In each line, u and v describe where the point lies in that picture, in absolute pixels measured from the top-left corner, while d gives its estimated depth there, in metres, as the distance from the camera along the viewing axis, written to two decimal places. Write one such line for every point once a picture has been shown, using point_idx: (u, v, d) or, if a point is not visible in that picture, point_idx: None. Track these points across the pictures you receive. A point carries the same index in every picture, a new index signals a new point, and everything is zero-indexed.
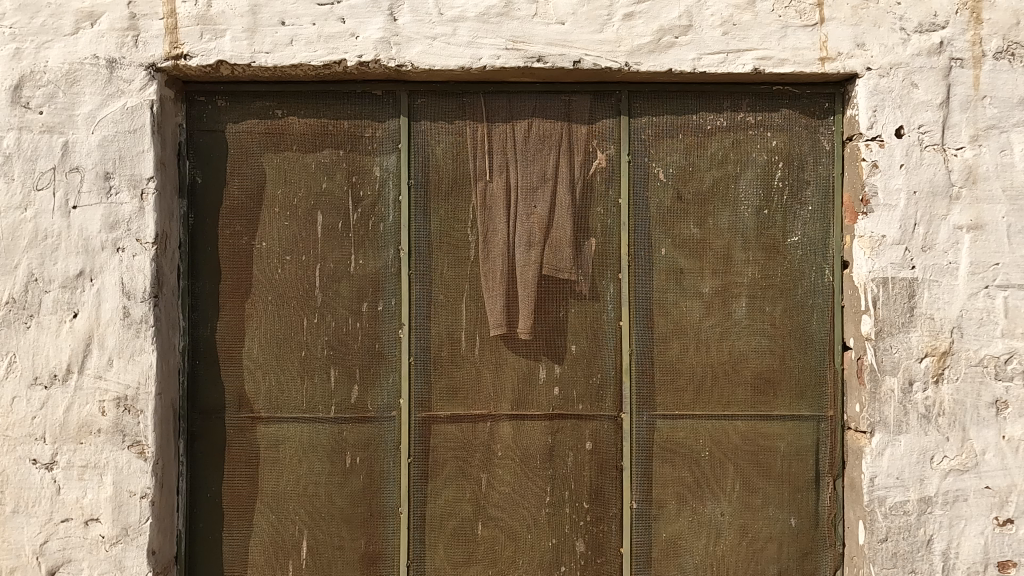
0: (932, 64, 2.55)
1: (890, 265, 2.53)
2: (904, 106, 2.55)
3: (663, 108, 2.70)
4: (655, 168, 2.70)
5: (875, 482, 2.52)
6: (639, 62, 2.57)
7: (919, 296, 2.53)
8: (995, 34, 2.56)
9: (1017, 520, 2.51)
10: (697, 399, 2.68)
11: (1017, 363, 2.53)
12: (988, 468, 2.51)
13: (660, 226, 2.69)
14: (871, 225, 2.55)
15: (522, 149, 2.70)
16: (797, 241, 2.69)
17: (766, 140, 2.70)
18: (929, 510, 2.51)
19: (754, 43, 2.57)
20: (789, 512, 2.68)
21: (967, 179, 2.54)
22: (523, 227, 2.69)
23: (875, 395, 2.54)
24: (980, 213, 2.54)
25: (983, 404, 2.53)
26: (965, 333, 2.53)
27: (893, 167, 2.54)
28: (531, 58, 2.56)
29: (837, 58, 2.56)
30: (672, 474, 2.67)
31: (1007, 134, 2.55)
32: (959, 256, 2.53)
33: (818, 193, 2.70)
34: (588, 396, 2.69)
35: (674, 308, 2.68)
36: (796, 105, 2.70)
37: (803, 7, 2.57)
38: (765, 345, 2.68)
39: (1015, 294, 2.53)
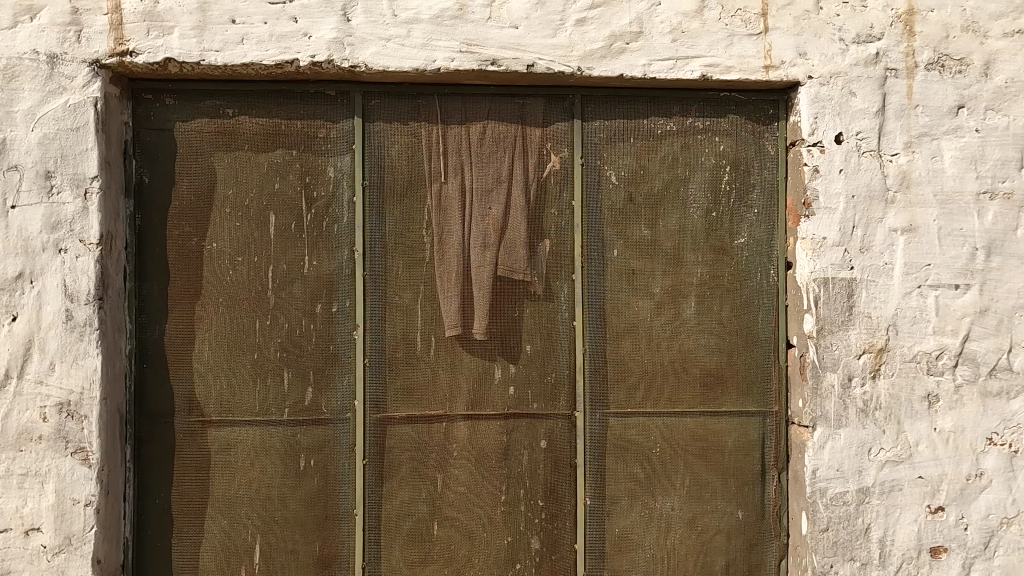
0: (869, 74, 2.66)
1: (830, 266, 2.64)
2: (843, 113, 2.66)
3: (615, 112, 2.76)
4: (608, 171, 2.75)
5: (817, 474, 2.62)
6: (591, 67, 2.62)
7: (858, 296, 2.65)
8: (927, 46, 2.68)
9: (947, 508, 2.64)
10: (648, 397, 2.74)
11: (947, 359, 2.66)
12: (921, 459, 2.64)
13: (612, 228, 2.75)
14: (812, 228, 2.65)
15: (476, 151, 2.73)
16: (743, 243, 2.78)
17: (714, 144, 2.77)
18: (866, 500, 2.63)
19: (702, 51, 2.65)
20: (736, 505, 2.76)
21: (901, 184, 2.66)
22: (477, 228, 2.72)
23: (817, 391, 2.64)
24: (913, 217, 2.66)
25: (916, 398, 2.65)
26: (899, 330, 2.66)
27: (832, 172, 2.65)
28: (485, 61, 2.59)
29: (781, 66, 2.65)
30: (625, 470, 2.73)
31: (938, 142, 2.68)
32: (894, 257, 2.66)
33: (764, 196, 2.79)
34: (542, 395, 2.73)
35: (626, 307, 2.74)
36: (742, 111, 2.78)
37: (749, 17, 2.66)
38: (712, 344, 2.76)
39: (945, 293, 2.66)
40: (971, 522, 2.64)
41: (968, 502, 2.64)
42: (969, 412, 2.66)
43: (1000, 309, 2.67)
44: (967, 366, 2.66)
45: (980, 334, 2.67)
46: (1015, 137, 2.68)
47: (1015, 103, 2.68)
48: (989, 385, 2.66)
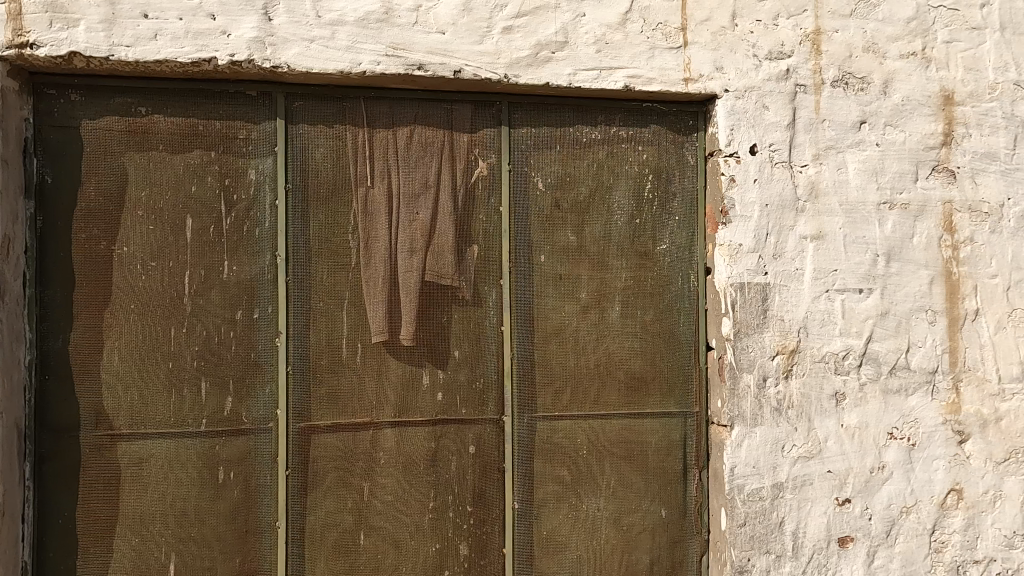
0: (780, 89, 2.80)
1: (746, 271, 2.76)
2: (757, 126, 2.79)
3: (541, 120, 2.80)
4: (534, 177, 2.79)
5: (735, 471, 2.74)
6: (517, 75, 2.65)
7: (771, 300, 2.78)
8: (833, 64, 2.84)
9: (854, 500, 2.80)
10: (575, 400, 2.79)
11: (853, 359, 2.82)
12: (830, 454, 2.79)
13: (539, 234, 2.78)
14: (729, 235, 2.77)
15: (403, 155, 2.71)
16: (665, 249, 2.86)
17: (637, 153, 2.85)
18: (780, 494, 2.75)
19: (625, 62, 2.72)
20: (660, 504, 2.84)
21: (810, 194, 2.81)
22: (405, 234, 2.70)
23: (734, 391, 2.75)
24: (821, 225, 2.81)
25: (824, 396, 2.80)
26: (809, 332, 2.80)
27: (747, 181, 2.77)
28: (411, 65, 2.58)
29: (699, 79, 2.76)
30: (553, 473, 2.77)
31: (843, 155, 2.84)
32: (804, 263, 2.80)
33: (684, 204, 2.88)
34: (471, 400, 2.73)
35: (553, 312, 2.78)
36: (664, 122, 2.87)
37: (669, 31, 2.75)
38: (636, 347, 2.83)
39: (850, 297, 2.83)
40: (875, 512, 2.81)
41: (872, 493, 2.81)
42: (872, 408, 2.82)
43: (900, 312, 2.85)
44: (870, 365, 2.83)
45: (882, 335, 2.84)
46: (912, 152, 2.87)
47: (911, 119, 2.87)
48: (889, 383, 2.83)
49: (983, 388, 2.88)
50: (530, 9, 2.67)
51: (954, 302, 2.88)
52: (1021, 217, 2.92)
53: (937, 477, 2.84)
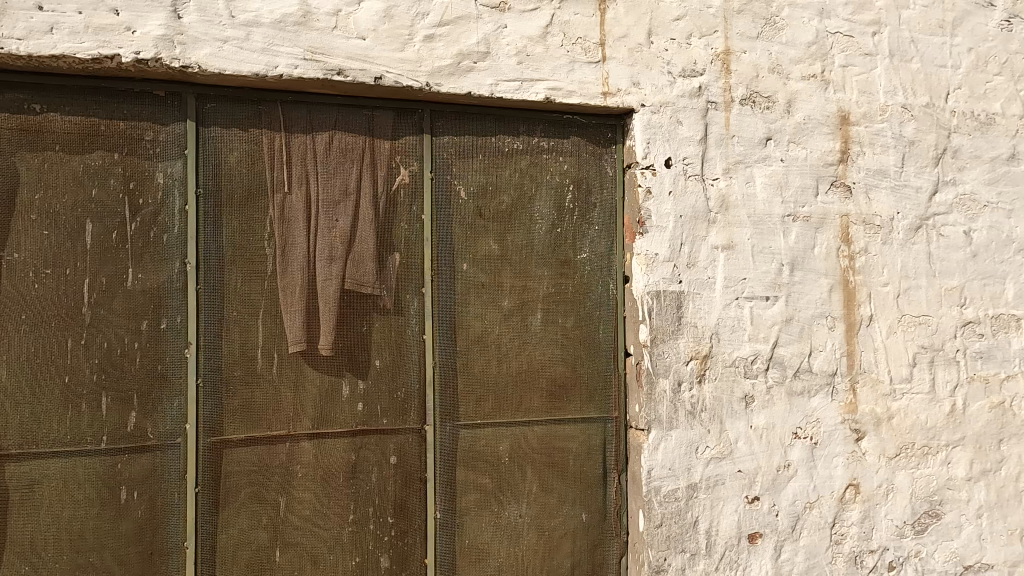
0: (692, 105, 2.93)
1: (661, 279, 2.87)
2: (671, 140, 2.90)
3: (464, 128, 2.81)
4: (457, 186, 2.79)
5: (652, 473, 2.83)
6: (439, 83, 2.65)
7: (686, 307, 2.89)
8: (741, 83, 2.99)
9: (762, 498, 2.94)
10: (498, 408, 2.80)
11: (761, 363, 2.97)
12: (740, 454, 2.92)
13: (461, 242, 2.79)
14: (646, 244, 2.86)
15: (323, 161, 2.65)
16: (585, 258, 2.93)
17: (558, 163, 2.91)
18: (694, 494, 2.86)
19: (546, 74, 2.77)
20: (581, 509, 2.89)
21: (721, 206, 2.94)
22: (324, 241, 2.65)
23: (651, 396, 2.85)
24: (731, 236, 2.95)
25: (735, 399, 2.93)
26: (721, 338, 2.93)
27: (662, 193, 2.88)
28: (330, 70, 2.53)
29: (617, 93, 2.84)
30: (475, 481, 2.77)
31: (751, 169, 2.99)
32: (716, 272, 2.93)
33: (603, 214, 2.96)
34: (392, 410, 2.70)
35: (476, 320, 2.80)
36: (584, 134, 2.94)
37: (588, 45, 2.82)
38: (558, 354, 2.88)
39: (758, 304, 2.98)
40: (781, 508, 2.96)
41: (779, 490, 2.96)
42: (778, 410, 2.98)
43: (803, 318, 3.02)
44: (776, 369, 2.98)
45: (787, 340, 3.00)
46: (813, 168, 3.06)
47: (811, 137, 3.06)
48: (793, 385, 3.00)
49: (876, 388, 3.09)
50: (452, 18, 2.68)
51: (851, 308, 3.08)
52: (909, 230, 3.16)
53: (837, 473, 3.03)
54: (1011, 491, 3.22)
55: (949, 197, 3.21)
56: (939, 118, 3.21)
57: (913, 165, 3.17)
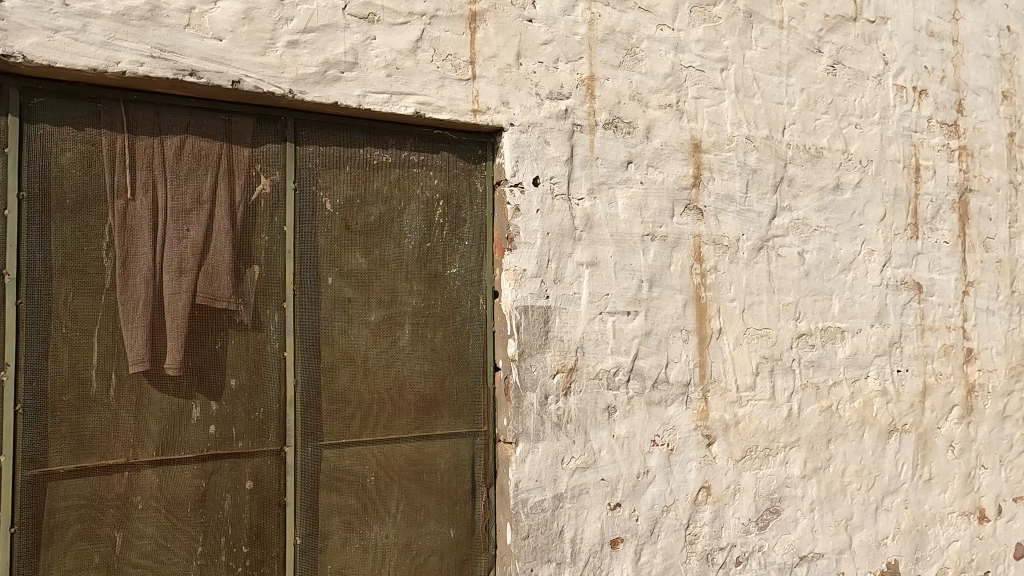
0: (559, 127, 3.04)
1: (529, 294, 2.94)
2: (539, 159, 2.99)
3: (330, 139, 2.73)
4: (322, 198, 2.71)
5: (520, 486, 2.87)
6: (303, 91, 2.57)
7: (552, 322, 2.98)
8: (604, 108, 3.14)
9: (623, 504, 3.07)
10: (363, 426, 2.73)
11: (622, 375, 3.11)
12: (603, 463, 3.04)
13: (327, 257, 2.70)
14: (514, 260, 2.92)
15: (172, 167, 2.48)
16: (455, 273, 2.94)
17: (428, 178, 2.90)
18: (560, 505, 2.94)
19: (415, 89, 2.76)
20: (449, 525, 2.87)
21: (585, 224, 3.07)
22: (172, 253, 2.47)
23: (518, 409, 2.90)
24: (595, 253, 3.08)
25: (598, 410, 3.05)
26: (585, 351, 3.04)
27: (531, 211, 2.96)
28: (181, 70, 2.37)
29: (487, 111, 2.89)
30: (339, 503, 2.68)
31: (613, 191, 3.14)
32: (581, 288, 3.04)
33: (473, 230, 2.98)
34: (247, 432, 2.55)
35: (341, 336, 2.71)
36: (454, 150, 2.95)
37: (458, 63, 2.85)
38: (426, 369, 2.86)
39: (620, 318, 3.12)
40: (641, 513, 3.11)
41: (639, 496, 3.11)
42: (638, 419, 3.13)
43: (660, 332, 3.21)
44: (636, 380, 3.14)
45: (646, 353, 3.17)
46: (669, 191, 3.27)
47: (668, 162, 3.27)
48: (652, 395, 3.17)
49: (725, 396, 3.34)
50: (317, 26, 2.61)
51: (703, 322, 3.31)
52: (752, 250, 3.45)
53: (690, 477, 3.23)
54: (838, 485, 3.59)
55: (785, 221, 3.55)
56: (777, 150, 3.54)
57: (755, 191, 3.48)
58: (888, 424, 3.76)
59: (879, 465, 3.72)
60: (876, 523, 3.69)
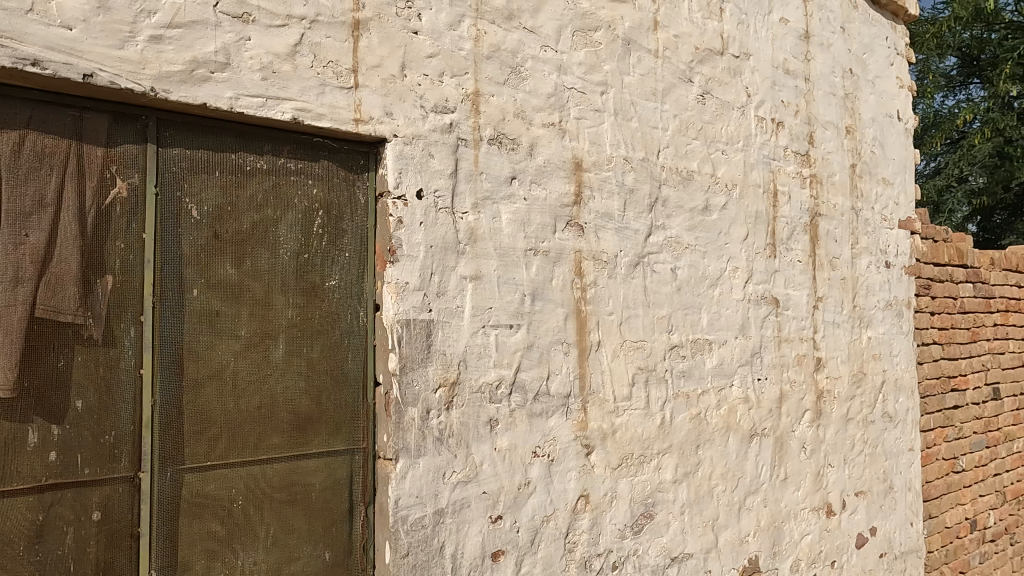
0: (443, 140, 3.04)
1: (411, 308, 2.90)
2: (423, 172, 2.97)
3: (197, 142, 2.57)
4: (187, 204, 2.54)
5: (399, 503, 2.81)
6: (167, 90, 2.40)
7: (435, 336, 2.96)
8: (489, 124, 3.18)
9: (505, 516, 3.10)
10: (231, 447, 2.57)
11: (504, 388, 3.14)
12: (485, 476, 3.05)
13: (192, 267, 2.53)
14: (396, 273, 2.88)
15: (9, 165, 2.23)
16: (334, 285, 2.85)
17: (306, 187, 2.80)
18: (441, 520, 2.91)
19: (293, 94, 2.66)
20: (323, 547, 2.76)
21: (469, 238, 3.08)
22: (7, 261, 2.22)
23: (399, 425, 2.84)
24: (479, 267, 3.10)
25: (480, 423, 3.06)
26: (468, 365, 3.04)
27: (414, 224, 2.93)
28: (22, 59, 2.15)
29: (369, 121, 2.84)
30: (202, 530, 2.50)
31: (497, 206, 3.18)
32: (464, 301, 3.05)
33: (354, 241, 2.91)
34: (95, 458, 2.33)
35: (207, 352, 2.54)
36: (334, 158, 2.87)
37: (340, 70, 2.78)
38: (301, 386, 2.74)
39: (503, 332, 3.16)
40: (521, 524, 3.14)
41: (520, 507, 3.14)
42: (520, 431, 3.17)
43: (542, 344, 3.27)
44: (518, 393, 3.18)
45: (528, 365, 3.22)
46: (551, 207, 3.35)
47: (550, 179, 3.36)
48: (533, 407, 3.22)
49: (603, 407, 3.46)
50: (185, 22, 2.46)
51: (583, 335, 3.42)
52: (629, 266, 3.61)
53: (570, 486, 3.31)
54: (706, 487, 3.82)
55: (660, 239, 3.75)
56: (652, 171, 3.74)
57: (632, 210, 3.65)
58: (750, 428, 4.05)
59: (742, 468, 4.00)
60: (739, 522, 3.96)
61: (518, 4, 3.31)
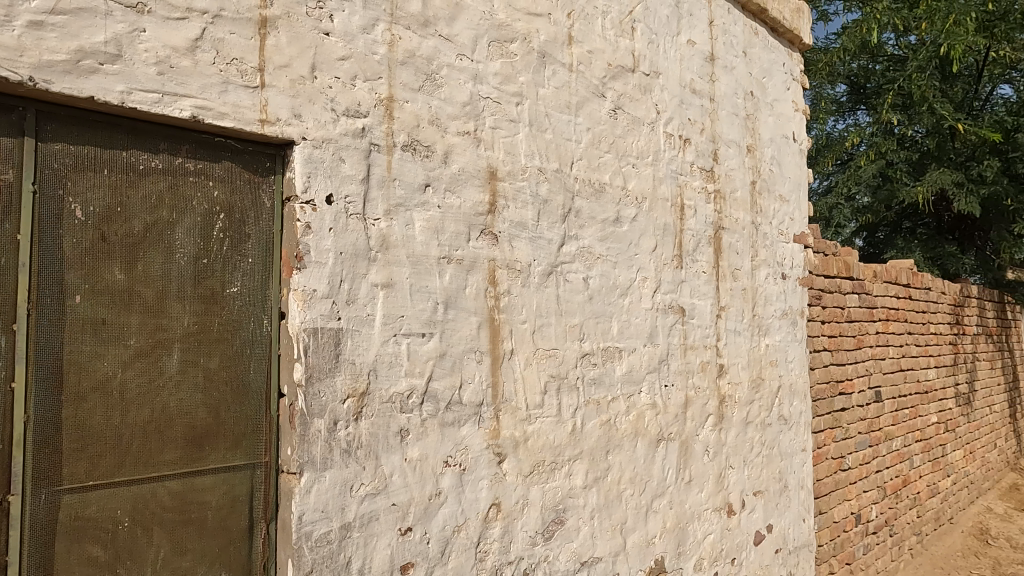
0: (355, 145, 2.97)
1: (319, 316, 2.81)
2: (333, 176, 2.90)
3: (84, 137, 2.39)
4: (71, 204, 2.36)
5: (303, 518, 2.71)
6: (49, 80, 2.23)
7: (343, 345, 2.88)
8: (402, 130, 3.14)
9: (415, 527, 3.05)
10: (117, 465, 2.40)
11: (415, 398, 3.10)
12: (394, 488, 3.00)
13: (74, 271, 2.35)
14: (303, 280, 2.79)
15: None
16: (235, 292, 2.72)
17: (206, 189, 2.66)
18: (347, 534, 2.83)
19: (193, 91, 2.53)
20: (220, 568, 2.62)
21: (381, 245, 3.03)
22: None
23: (304, 437, 2.75)
24: (390, 275, 3.05)
25: (390, 434, 3.00)
26: (378, 375, 2.98)
27: (322, 230, 2.85)
28: None
29: (276, 122, 2.74)
30: (82, 555, 2.32)
31: (410, 213, 3.15)
32: (375, 309, 2.99)
33: (258, 246, 2.79)
34: None
35: (91, 363, 2.37)
36: (238, 160, 2.75)
37: (245, 69, 2.67)
38: (197, 398, 2.60)
39: (414, 340, 3.12)
40: (432, 535, 3.11)
41: (430, 518, 3.11)
42: (431, 440, 3.14)
43: (455, 353, 3.26)
44: (430, 402, 3.15)
45: (440, 374, 3.20)
46: (465, 216, 3.35)
47: (465, 188, 3.36)
48: (445, 416, 3.20)
49: (515, 415, 3.48)
50: (70, 9, 2.29)
51: (496, 343, 3.43)
52: (542, 275, 3.66)
53: (481, 495, 3.31)
54: (615, 492, 3.92)
55: (572, 249, 3.82)
56: (566, 183, 3.82)
57: (546, 220, 3.70)
58: (656, 433, 4.19)
59: (649, 472, 4.13)
60: (646, 524, 4.08)
61: (434, 11, 3.29)
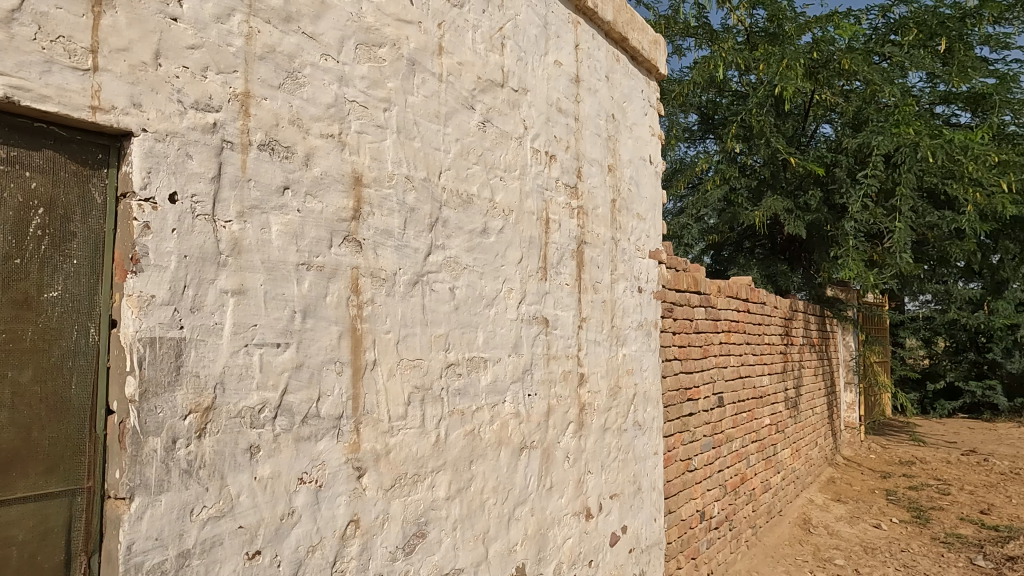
0: (205, 141, 2.77)
1: (157, 324, 2.57)
2: (177, 173, 2.68)
3: None
4: None
5: (133, 548, 2.45)
6: None
7: (186, 356, 2.65)
8: (260, 128, 2.97)
9: (264, 550, 2.86)
10: None
11: (268, 412, 2.92)
12: (241, 509, 2.80)
13: None
14: (139, 285, 2.54)
15: None
16: (55, 297, 2.42)
17: (21, 179, 2.35)
18: (185, 563, 2.60)
19: (6, 68, 2.24)
20: None
21: (232, 249, 2.83)
22: None
23: (136, 458, 2.49)
24: (242, 281, 2.86)
25: (238, 451, 2.80)
26: (225, 388, 2.78)
27: (164, 231, 2.62)
28: None
29: (110, 110, 2.48)
30: None
31: (266, 216, 2.97)
32: (223, 317, 2.79)
33: (85, 247, 2.51)
34: None
35: None
36: (62, 149, 2.46)
37: (74, 48, 2.40)
38: (3, 417, 2.27)
39: (268, 351, 2.94)
40: (283, 557, 2.93)
41: (281, 540, 2.93)
42: (284, 457, 2.97)
43: (313, 364, 3.11)
44: (284, 416, 2.98)
45: (296, 387, 3.04)
46: (327, 221, 3.22)
47: (327, 192, 3.23)
48: (301, 431, 3.04)
49: (377, 427, 3.39)
50: None
51: (357, 353, 3.33)
52: (407, 284, 3.61)
53: (338, 512, 3.17)
54: (478, 502, 3.93)
55: (439, 259, 3.81)
56: (433, 192, 3.80)
57: (412, 229, 3.66)
58: (519, 442, 4.26)
59: (512, 480, 4.18)
60: (508, 532, 4.13)
61: (297, 7, 3.16)
